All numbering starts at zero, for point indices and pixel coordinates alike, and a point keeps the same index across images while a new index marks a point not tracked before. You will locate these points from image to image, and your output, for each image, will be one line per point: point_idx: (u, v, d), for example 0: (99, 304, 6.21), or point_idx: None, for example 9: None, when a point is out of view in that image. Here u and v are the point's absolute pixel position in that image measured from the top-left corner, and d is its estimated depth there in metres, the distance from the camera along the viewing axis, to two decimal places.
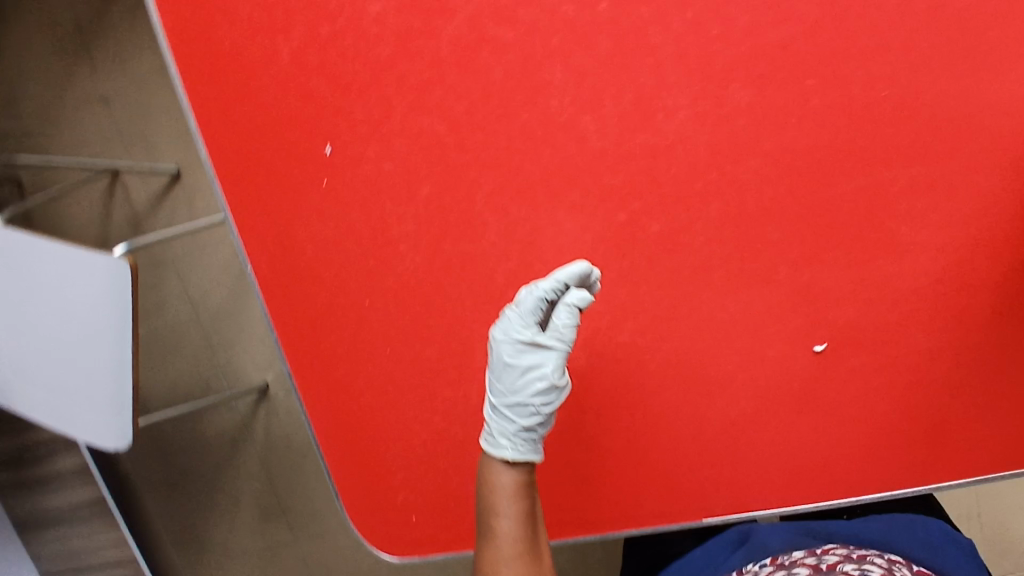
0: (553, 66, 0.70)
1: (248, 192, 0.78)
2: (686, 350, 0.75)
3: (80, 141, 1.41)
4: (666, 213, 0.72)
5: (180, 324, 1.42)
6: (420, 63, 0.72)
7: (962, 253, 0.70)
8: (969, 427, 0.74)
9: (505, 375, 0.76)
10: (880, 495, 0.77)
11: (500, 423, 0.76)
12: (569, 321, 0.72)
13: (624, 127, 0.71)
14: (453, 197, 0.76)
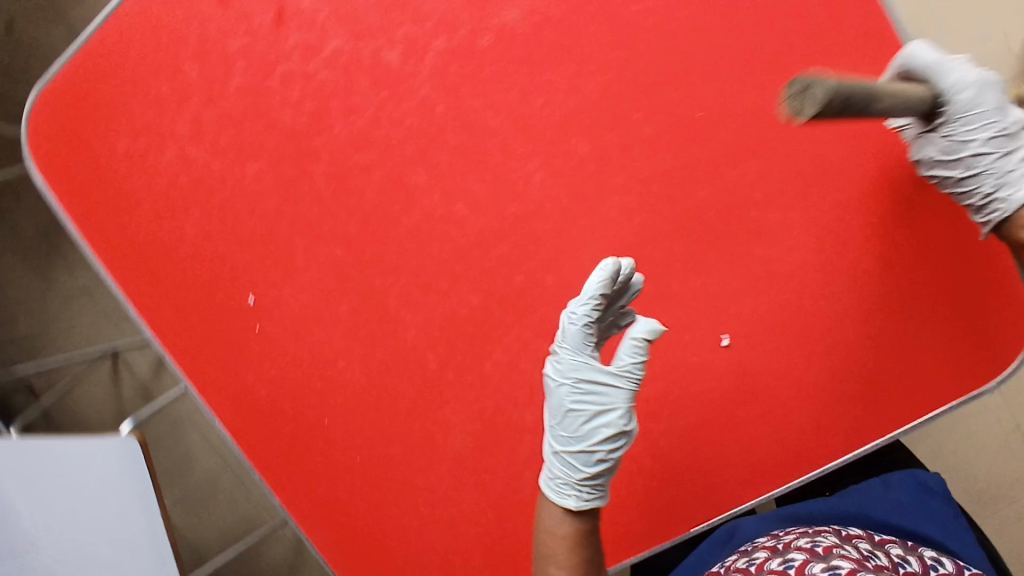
0: (415, 171, 0.77)
1: (196, 355, 0.86)
2: None
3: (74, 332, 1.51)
4: (555, 266, 0.78)
5: (210, 474, 1.47)
6: (303, 203, 0.80)
7: (831, 219, 0.74)
8: (902, 371, 0.76)
9: (565, 417, 0.75)
10: (843, 460, 0.78)
11: (563, 469, 0.74)
12: (635, 353, 0.72)
13: (493, 204, 0.77)
14: (368, 307, 0.82)
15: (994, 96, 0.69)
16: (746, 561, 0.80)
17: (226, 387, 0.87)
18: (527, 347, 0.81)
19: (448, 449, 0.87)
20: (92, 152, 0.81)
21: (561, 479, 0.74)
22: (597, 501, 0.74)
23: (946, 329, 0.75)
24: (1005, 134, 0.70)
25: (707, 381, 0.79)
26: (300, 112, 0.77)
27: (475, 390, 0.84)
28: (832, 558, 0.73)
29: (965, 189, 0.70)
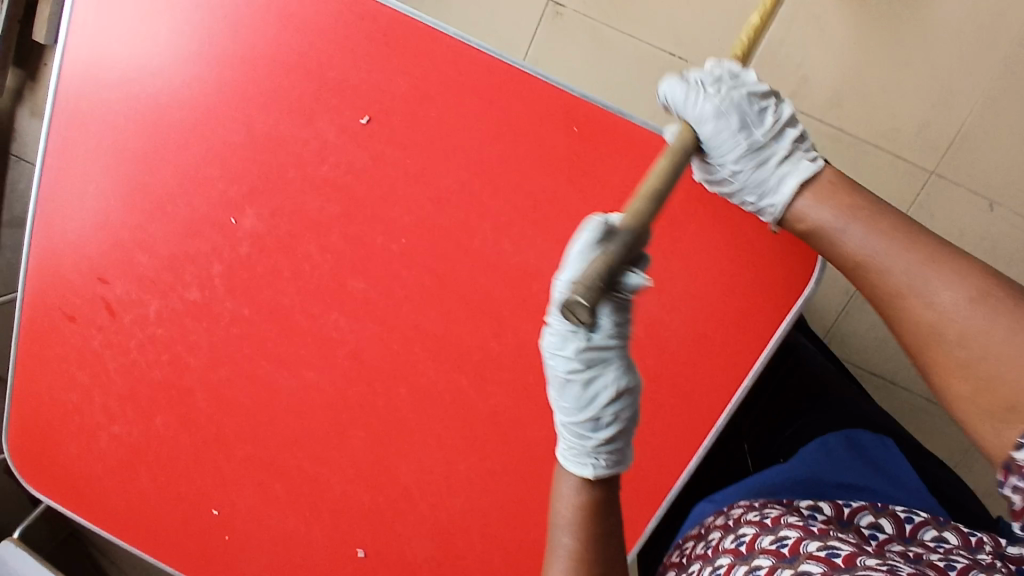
0: (263, 363, 0.91)
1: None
2: (505, 440, 0.90)
3: None
4: (403, 379, 0.89)
5: None
6: (205, 428, 0.95)
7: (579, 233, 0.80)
8: (715, 318, 0.84)
9: (567, 389, 0.69)
10: (716, 430, 0.86)
11: (577, 440, 0.68)
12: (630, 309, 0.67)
13: (329, 359, 0.89)
14: (295, 481, 0.96)
15: (738, 119, 0.73)
16: (705, 544, 0.89)
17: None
18: (424, 447, 0.92)
19: (419, 557, 0.97)
20: (49, 465, 1.00)
21: (579, 448, 0.68)
22: (616, 467, 0.68)
23: (727, 271, 0.84)
24: (757, 145, 0.74)
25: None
26: (164, 366, 0.93)
27: (409, 500, 0.95)
28: (780, 527, 0.82)
29: (731, 196, 0.77)
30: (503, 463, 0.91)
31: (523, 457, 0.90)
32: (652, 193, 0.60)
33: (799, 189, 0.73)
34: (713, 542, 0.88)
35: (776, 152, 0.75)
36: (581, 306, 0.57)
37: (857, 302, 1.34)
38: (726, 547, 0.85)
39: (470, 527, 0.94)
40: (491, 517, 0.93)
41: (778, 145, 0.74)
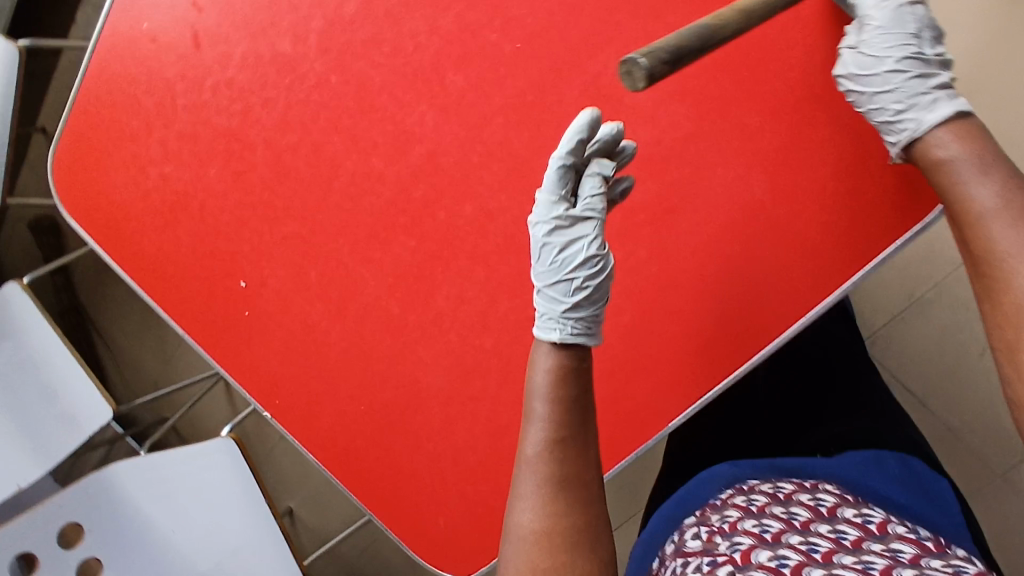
0: (334, 140, 0.87)
1: (211, 345, 1.00)
2: None
3: (191, 364, 1.89)
4: (470, 193, 0.85)
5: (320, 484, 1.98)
6: (257, 189, 0.92)
7: (698, 88, 0.77)
8: (817, 220, 0.76)
9: (540, 256, 0.76)
10: (772, 346, 0.77)
11: (546, 304, 0.75)
12: (596, 189, 0.74)
13: (400, 151, 0.85)
14: (332, 269, 0.93)
15: (914, 24, 0.74)
16: (757, 526, 0.70)
17: (240, 367, 1.00)
18: (469, 274, 0.88)
19: (431, 385, 0.95)
20: (89, 189, 0.97)
21: (544, 311, 0.75)
22: (584, 337, 0.74)
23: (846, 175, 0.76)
24: (922, 59, 0.73)
25: (635, 273, 0.80)
26: (232, 114, 0.90)
27: (438, 325, 0.92)
28: (865, 552, 0.64)
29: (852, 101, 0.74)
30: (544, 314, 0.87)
31: None
32: (744, 10, 0.58)
33: (951, 117, 0.70)
34: (770, 530, 0.68)
35: (938, 76, 0.73)
36: (641, 66, 0.51)
37: (916, 310, 1.39)
38: (790, 542, 0.66)
39: (491, 370, 0.92)
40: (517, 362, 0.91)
41: (943, 72, 0.74)
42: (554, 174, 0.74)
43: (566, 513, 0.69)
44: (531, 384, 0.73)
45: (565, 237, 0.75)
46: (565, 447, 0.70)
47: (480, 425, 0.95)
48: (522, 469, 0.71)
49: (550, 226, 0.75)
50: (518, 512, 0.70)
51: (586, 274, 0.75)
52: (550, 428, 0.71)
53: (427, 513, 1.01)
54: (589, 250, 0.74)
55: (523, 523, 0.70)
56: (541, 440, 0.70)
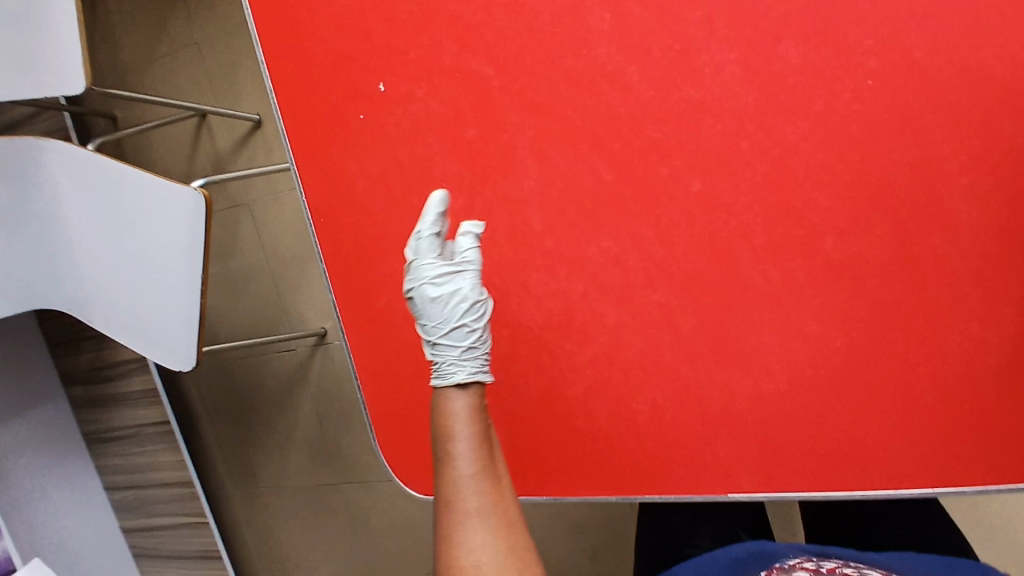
0: (601, 14, 0.70)
1: (307, 132, 0.84)
2: (714, 323, 0.74)
3: (175, 84, 1.61)
4: (708, 169, 0.70)
5: (253, 264, 1.86)
6: (473, 5, 0.74)
7: (1017, 233, 0.65)
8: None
9: (425, 315, 0.77)
10: (882, 492, 0.73)
11: (443, 353, 0.76)
12: (468, 248, 0.76)
13: (667, 80, 0.70)
14: (495, 140, 0.77)
15: None
16: None
17: (323, 171, 0.85)
18: (645, 243, 0.74)
19: (514, 317, 0.82)
20: None
21: (440, 360, 0.76)
22: (480, 376, 0.76)
23: None
24: None
25: (806, 345, 0.72)
26: None
27: (568, 266, 0.78)
28: None
29: None
30: (687, 330, 0.75)
31: (710, 344, 0.75)
32: None
33: None
34: None
35: None
36: None
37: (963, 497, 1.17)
38: None
39: (594, 340, 0.79)
40: (621, 358, 0.79)
41: None
42: (426, 242, 0.76)
43: (496, 545, 0.68)
44: (450, 430, 0.73)
45: (446, 291, 0.75)
46: (488, 479, 0.72)
47: (535, 383, 0.84)
48: (448, 510, 0.70)
49: (432, 284, 0.76)
50: (455, 551, 0.69)
51: (472, 318, 0.76)
52: (473, 464, 0.72)
53: (420, 425, 0.91)
54: (470, 298, 0.76)
55: (461, 561, 0.68)
56: (467, 476, 0.71)
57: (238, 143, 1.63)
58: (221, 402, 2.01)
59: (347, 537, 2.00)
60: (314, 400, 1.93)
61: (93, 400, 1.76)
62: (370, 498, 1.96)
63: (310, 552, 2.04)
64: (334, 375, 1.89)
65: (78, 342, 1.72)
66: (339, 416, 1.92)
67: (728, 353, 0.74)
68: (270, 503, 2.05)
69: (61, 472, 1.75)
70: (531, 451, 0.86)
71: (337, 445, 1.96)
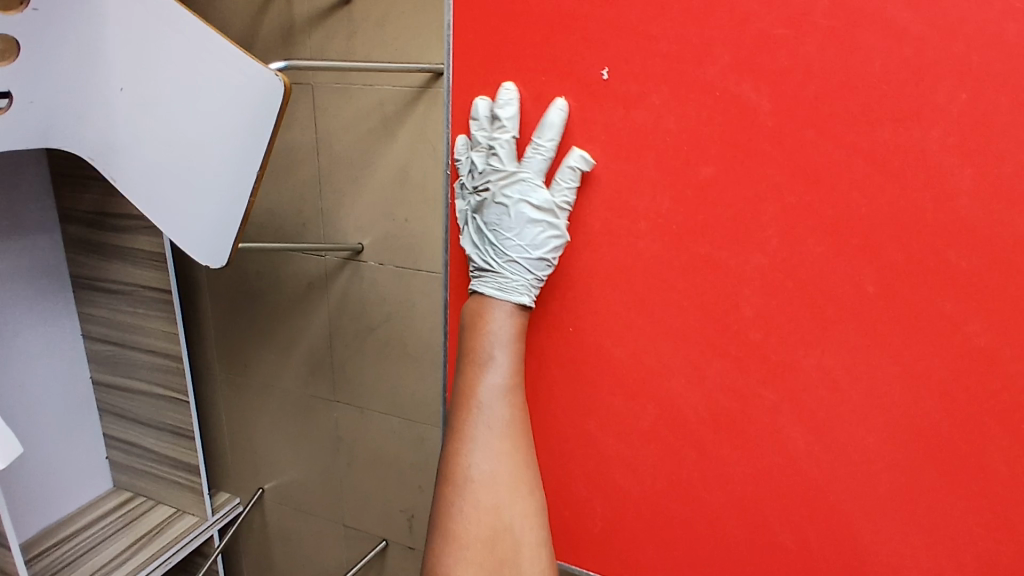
0: (953, 91, 0.51)
1: (484, 98, 0.66)
2: (918, 494, 0.60)
3: None
4: (1005, 327, 0.54)
5: (299, 150, 1.51)
6: (778, 14, 0.54)
7: None
8: None
9: (503, 229, 0.65)
10: None
11: (511, 276, 0.66)
12: (568, 183, 0.63)
13: (1007, 203, 0.52)
14: (734, 193, 0.59)
15: None
16: None
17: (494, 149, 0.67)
18: (880, 378, 0.59)
19: (672, 399, 0.67)
20: None
21: (509, 280, 0.66)
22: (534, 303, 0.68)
23: None
24: None
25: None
26: None
27: (766, 368, 0.63)
28: None
29: None
30: (885, 489, 0.62)
31: (905, 514, 0.62)
32: None
33: None
34: None
35: None
36: None
37: None
38: None
39: (760, 457, 0.65)
40: (783, 485, 0.65)
41: None
42: (539, 161, 0.63)
43: (515, 461, 0.65)
44: (489, 335, 0.66)
45: (541, 215, 0.64)
46: (518, 396, 0.67)
47: (667, 475, 0.70)
48: (471, 414, 0.66)
49: (532, 208, 0.64)
50: (470, 454, 0.65)
51: (553, 256, 0.65)
52: (508, 375, 0.67)
53: None
54: (560, 233, 0.65)
55: (473, 466, 0.65)
56: (498, 387, 0.66)
57: (319, 16, 1.27)
58: (225, 284, 1.75)
59: (328, 452, 1.79)
60: (331, 310, 1.64)
61: (92, 243, 1.38)
62: (362, 425, 1.71)
63: (287, 454, 1.86)
64: (358, 294, 1.58)
65: (84, 172, 1.32)
66: (352, 335, 1.63)
67: (922, 536, 0.61)
68: (256, 399, 1.84)
69: (50, 315, 1.41)
70: (633, 537, 0.73)
71: (343, 366, 1.68)
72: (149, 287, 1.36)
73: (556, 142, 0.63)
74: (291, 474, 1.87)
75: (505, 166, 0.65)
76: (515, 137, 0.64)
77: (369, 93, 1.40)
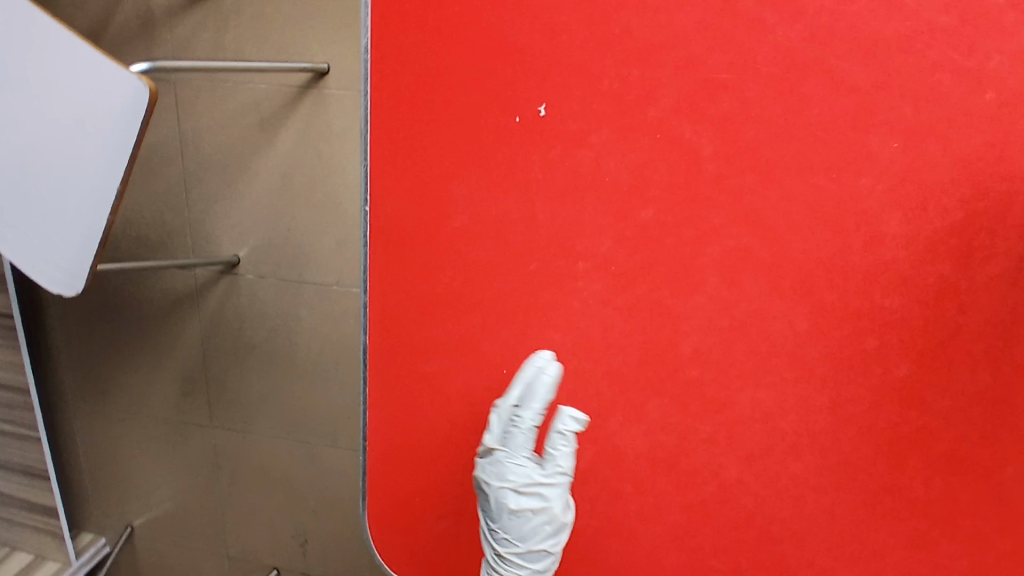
0: (885, 139, 0.54)
1: (411, 132, 0.61)
2: (844, 516, 0.63)
3: None
4: (922, 360, 0.58)
5: (162, 153, 1.34)
6: (722, 60, 0.54)
7: None
8: None
9: (494, 514, 0.65)
10: None
11: (507, 572, 0.65)
12: (557, 452, 0.62)
13: (925, 246, 0.55)
14: (677, 235, 0.59)
15: None
16: None
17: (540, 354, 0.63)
18: (812, 411, 0.61)
19: (612, 438, 0.66)
20: None
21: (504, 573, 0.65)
22: None
23: None
24: None
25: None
26: None
27: (704, 404, 0.63)
28: None
29: None
30: (811, 515, 0.64)
31: (831, 540, 0.64)
32: None
33: None
34: None
35: None
36: None
37: None
38: None
39: (694, 489, 0.66)
40: (717, 516, 0.66)
41: None
42: (520, 437, 0.62)
43: None
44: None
45: (530, 504, 0.63)
46: None
47: (604, 511, 0.69)
48: None
49: (514, 490, 0.63)
50: None
51: (548, 542, 0.63)
52: None
53: (432, 510, 0.73)
54: (556, 517, 0.63)
55: None
56: None
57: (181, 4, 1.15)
58: (77, 303, 1.55)
59: (207, 479, 1.63)
60: (207, 328, 1.48)
61: None
62: (245, 449, 1.58)
63: (159, 485, 1.67)
64: (236, 310, 1.44)
65: None
66: (230, 355, 1.49)
67: (843, 560, 0.64)
68: (117, 427, 1.64)
69: None
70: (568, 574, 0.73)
71: (224, 387, 1.53)
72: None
73: (540, 412, 0.62)
74: (162, 504, 1.69)
75: (489, 443, 0.63)
76: (503, 411, 0.63)
77: (242, 90, 1.25)
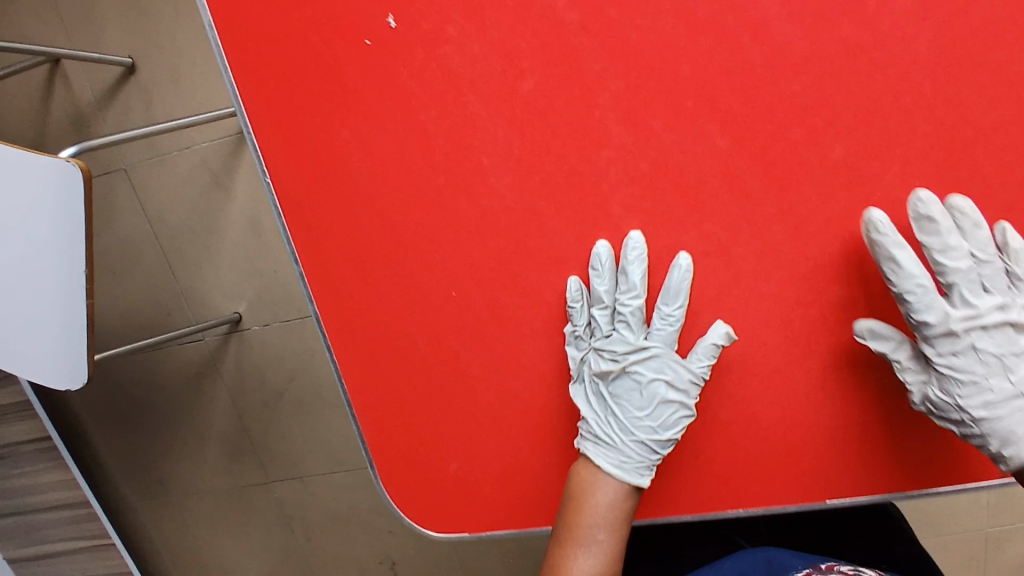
0: None
1: (286, 92, 0.61)
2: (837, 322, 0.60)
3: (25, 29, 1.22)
4: (854, 132, 0.55)
5: (134, 238, 1.41)
6: None
7: None
8: None
9: (632, 406, 0.64)
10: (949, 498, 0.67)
11: (637, 460, 0.63)
12: (711, 356, 0.61)
13: (813, 16, 0.53)
14: (566, 98, 0.57)
15: None
16: None
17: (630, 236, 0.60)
18: (765, 226, 0.58)
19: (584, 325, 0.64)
20: None
21: (634, 462, 0.63)
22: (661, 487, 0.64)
23: None
24: None
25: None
26: None
27: (658, 258, 0.61)
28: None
29: None
30: (807, 336, 0.61)
31: (833, 350, 0.61)
32: None
33: None
34: None
35: None
36: None
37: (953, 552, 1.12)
38: None
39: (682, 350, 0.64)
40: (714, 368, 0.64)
41: None
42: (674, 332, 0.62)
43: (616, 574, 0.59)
44: (591, 504, 0.61)
45: (676, 395, 0.62)
46: None
47: None
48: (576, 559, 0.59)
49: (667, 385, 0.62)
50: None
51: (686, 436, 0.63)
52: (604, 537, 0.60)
53: (441, 458, 0.71)
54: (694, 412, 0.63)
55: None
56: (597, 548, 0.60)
57: (107, 91, 1.22)
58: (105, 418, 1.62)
59: (280, 532, 1.62)
60: (227, 391, 1.50)
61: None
62: (306, 493, 1.57)
63: (238, 557, 1.67)
64: (250, 362, 1.45)
65: None
66: (259, 409, 1.50)
67: (856, 369, 0.61)
68: (185, 518, 1.66)
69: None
70: None
71: (264, 441, 1.54)
72: (28, 440, 1.53)
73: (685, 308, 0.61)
74: None
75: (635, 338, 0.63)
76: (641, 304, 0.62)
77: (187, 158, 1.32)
